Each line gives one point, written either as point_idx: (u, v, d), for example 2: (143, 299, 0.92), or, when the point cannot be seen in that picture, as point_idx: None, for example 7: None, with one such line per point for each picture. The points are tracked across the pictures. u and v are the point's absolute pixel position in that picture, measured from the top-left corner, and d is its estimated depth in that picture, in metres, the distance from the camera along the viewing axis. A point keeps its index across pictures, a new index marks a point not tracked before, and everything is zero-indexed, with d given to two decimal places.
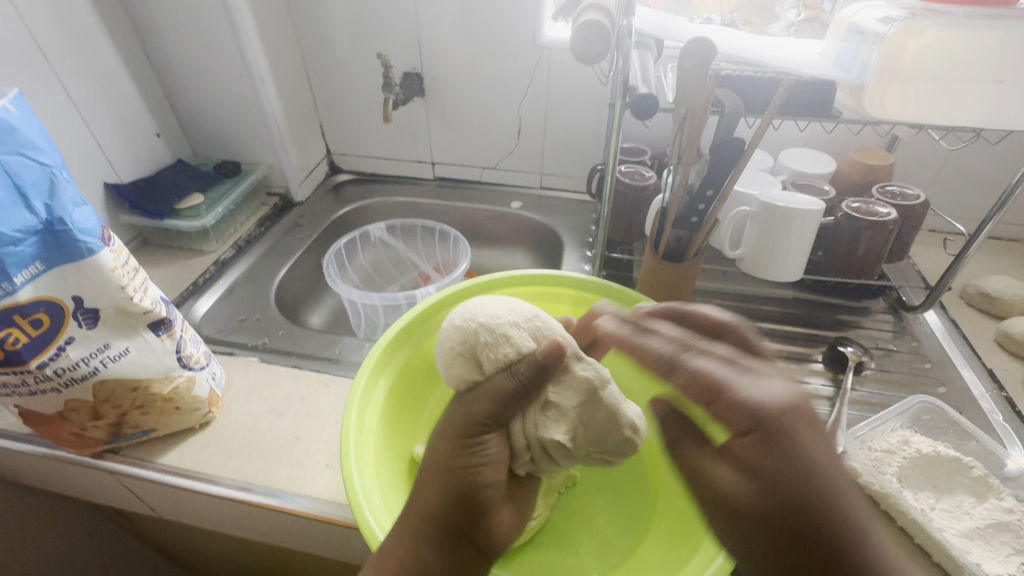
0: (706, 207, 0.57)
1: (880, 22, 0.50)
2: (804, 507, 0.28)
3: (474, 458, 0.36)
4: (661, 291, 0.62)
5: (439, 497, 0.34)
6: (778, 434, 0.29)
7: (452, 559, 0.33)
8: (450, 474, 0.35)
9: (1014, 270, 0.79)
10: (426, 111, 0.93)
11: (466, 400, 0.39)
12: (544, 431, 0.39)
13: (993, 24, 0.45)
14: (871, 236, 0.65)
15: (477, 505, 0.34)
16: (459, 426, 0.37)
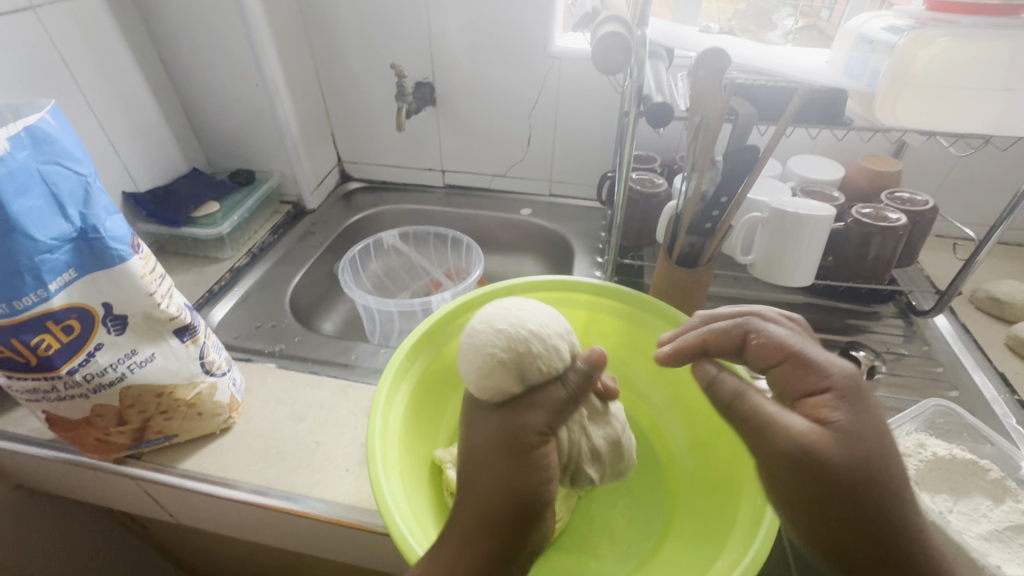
0: (720, 213, 0.58)
1: (888, 32, 0.51)
2: (871, 452, 0.31)
3: (541, 471, 0.36)
4: (674, 296, 0.63)
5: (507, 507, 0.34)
6: (853, 394, 0.33)
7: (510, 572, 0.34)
8: (511, 486, 0.35)
9: (1022, 274, 0.79)
10: (437, 120, 0.94)
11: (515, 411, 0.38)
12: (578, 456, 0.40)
13: (1003, 33, 0.46)
14: (881, 241, 0.66)
15: (539, 517, 0.35)
16: (516, 437, 0.37)
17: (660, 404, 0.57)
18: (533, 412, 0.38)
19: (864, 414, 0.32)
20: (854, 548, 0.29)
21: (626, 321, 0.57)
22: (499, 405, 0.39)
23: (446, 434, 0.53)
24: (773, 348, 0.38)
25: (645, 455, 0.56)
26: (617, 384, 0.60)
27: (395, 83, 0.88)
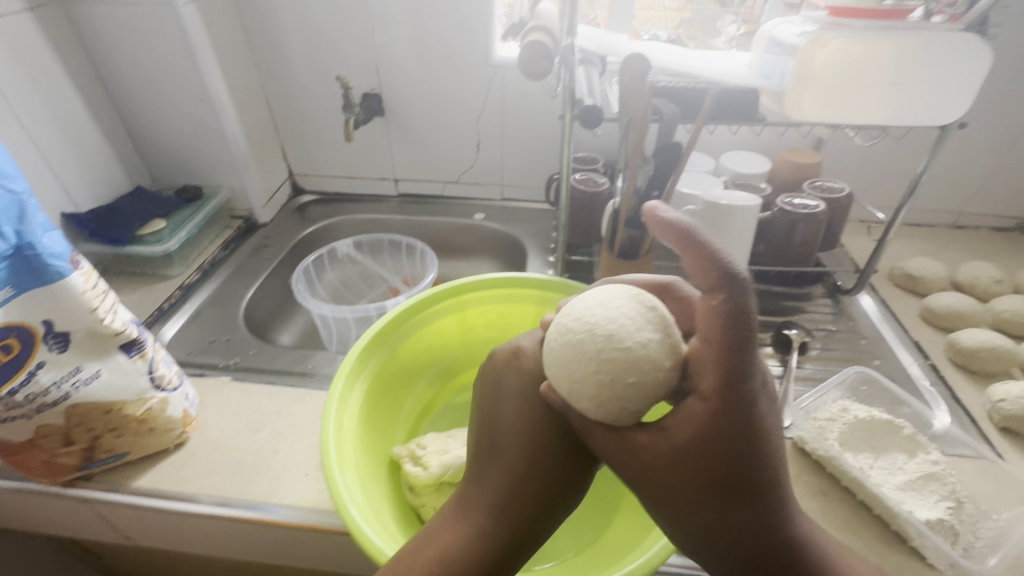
0: (654, 206, 0.61)
1: (796, 36, 0.55)
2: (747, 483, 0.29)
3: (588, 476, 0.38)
4: None
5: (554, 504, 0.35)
6: (733, 408, 0.27)
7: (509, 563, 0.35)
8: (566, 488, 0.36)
9: (932, 252, 0.87)
10: (387, 130, 0.95)
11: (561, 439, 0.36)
12: None
13: (884, 35, 0.52)
14: (804, 227, 0.72)
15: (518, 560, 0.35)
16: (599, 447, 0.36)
17: None
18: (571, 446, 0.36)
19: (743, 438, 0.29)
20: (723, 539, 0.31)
21: None
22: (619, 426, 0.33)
23: (403, 430, 0.55)
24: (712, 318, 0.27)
25: None
26: None
27: (342, 95, 0.89)
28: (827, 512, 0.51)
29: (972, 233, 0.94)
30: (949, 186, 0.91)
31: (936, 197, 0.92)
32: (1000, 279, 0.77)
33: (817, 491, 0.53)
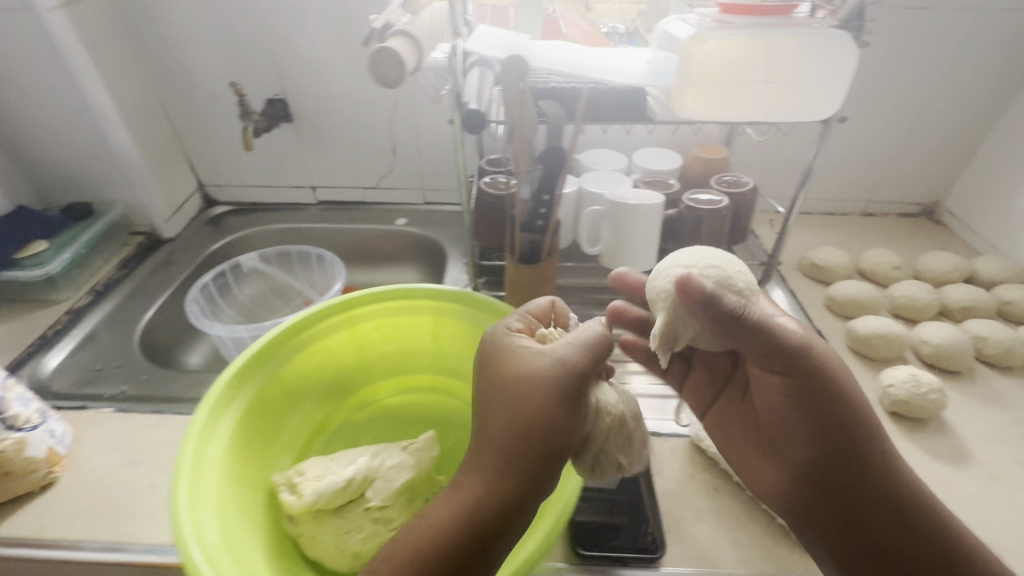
0: (548, 210, 0.60)
1: (679, 33, 0.55)
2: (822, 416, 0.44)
3: (574, 421, 0.40)
4: (525, 291, 0.66)
5: (529, 457, 0.38)
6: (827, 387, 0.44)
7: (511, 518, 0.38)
8: (537, 444, 0.38)
9: (840, 240, 0.90)
10: (297, 136, 0.92)
11: (522, 393, 0.39)
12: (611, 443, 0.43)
13: (756, 33, 0.52)
14: (710, 223, 0.73)
15: (513, 521, 0.38)
16: (570, 397, 0.39)
17: None
18: (540, 404, 0.39)
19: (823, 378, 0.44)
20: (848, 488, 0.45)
21: (469, 322, 0.58)
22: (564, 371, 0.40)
23: (284, 457, 0.52)
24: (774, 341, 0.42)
25: None
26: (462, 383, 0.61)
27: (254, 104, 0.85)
28: (718, 508, 0.51)
29: (881, 219, 0.97)
30: (855, 175, 0.94)
31: (845, 186, 0.95)
32: (899, 265, 0.80)
33: (710, 488, 0.53)
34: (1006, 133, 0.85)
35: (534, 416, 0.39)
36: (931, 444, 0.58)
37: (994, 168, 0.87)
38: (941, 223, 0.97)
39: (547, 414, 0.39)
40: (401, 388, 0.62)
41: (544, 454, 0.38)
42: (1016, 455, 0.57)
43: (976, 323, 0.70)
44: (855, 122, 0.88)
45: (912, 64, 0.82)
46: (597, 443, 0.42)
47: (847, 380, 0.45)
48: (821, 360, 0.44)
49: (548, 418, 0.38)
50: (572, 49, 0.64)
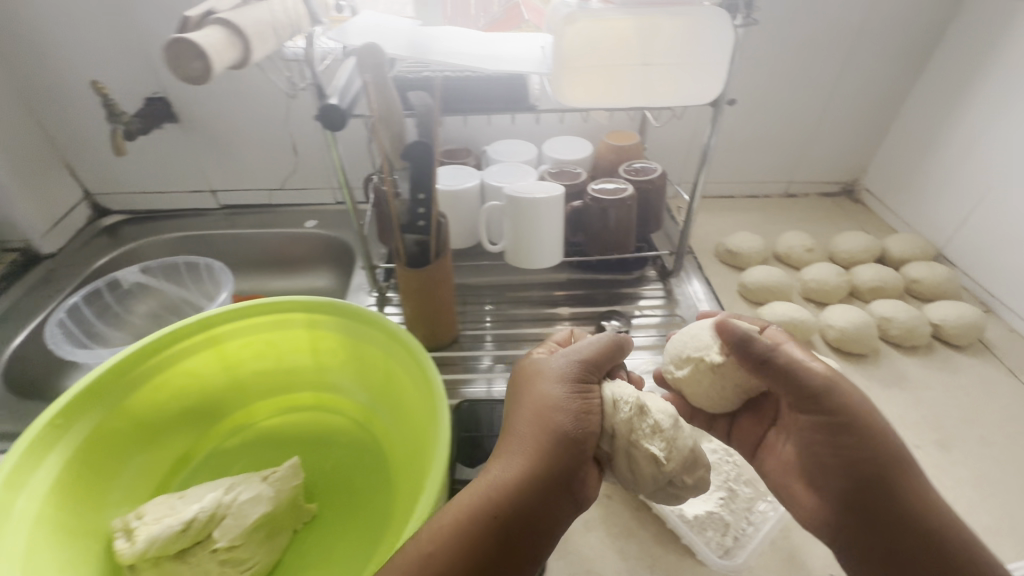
0: (427, 210, 0.55)
1: (557, 13, 0.51)
2: (871, 453, 0.39)
3: (584, 408, 0.43)
4: (418, 296, 0.63)
5: (542, 442, 0.41)
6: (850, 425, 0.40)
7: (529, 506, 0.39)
8: (549, 430, 0.42)
9: (759, 223, 0.89)
10: (187, 137, 0.86)
11: (533, 391, 0.44)
12: (641, 440, 0.43)
13: (630, 12, 0.49)
14: (616, 213, 0.70)
15: (528, 508, 0.39)
16: (575, 388, 0.44)
17: (385, 418, 0.54)
18: (547, 394, 0.44)
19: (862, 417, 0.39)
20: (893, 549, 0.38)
21: (346, 332, 0.54)
22: (570, 368, 0.45)
23: (130, 497, 0.47)
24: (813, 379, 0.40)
25: (375, 464, 0.53)
26: (347, 399, 0.56)
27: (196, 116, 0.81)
28: (608, 517, 0.49)
29: (802, 200, 0.97)
30: (774, 156, 0.93)
31: (765, 169, 0.94)
32: (812, 247, 0.79)
33: (602, 495, 0.51)
34: (916, 109, 0.85)
35: (538, 405, 0.43)
36: None
37: (907, 146, 0.87)
38: (861, 201, 0.96)
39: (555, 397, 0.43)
40: (282, 408, 0.57)
41: (555, 438, 0.41)
42: (914, 438, 0.57)
43: (882, 304, 0.69)
44: (770, 102, 0.86)
45: (820, 42, 0.80)
46: (622, 436, 0.43)
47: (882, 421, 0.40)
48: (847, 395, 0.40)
49: (557, 400, 0.43)
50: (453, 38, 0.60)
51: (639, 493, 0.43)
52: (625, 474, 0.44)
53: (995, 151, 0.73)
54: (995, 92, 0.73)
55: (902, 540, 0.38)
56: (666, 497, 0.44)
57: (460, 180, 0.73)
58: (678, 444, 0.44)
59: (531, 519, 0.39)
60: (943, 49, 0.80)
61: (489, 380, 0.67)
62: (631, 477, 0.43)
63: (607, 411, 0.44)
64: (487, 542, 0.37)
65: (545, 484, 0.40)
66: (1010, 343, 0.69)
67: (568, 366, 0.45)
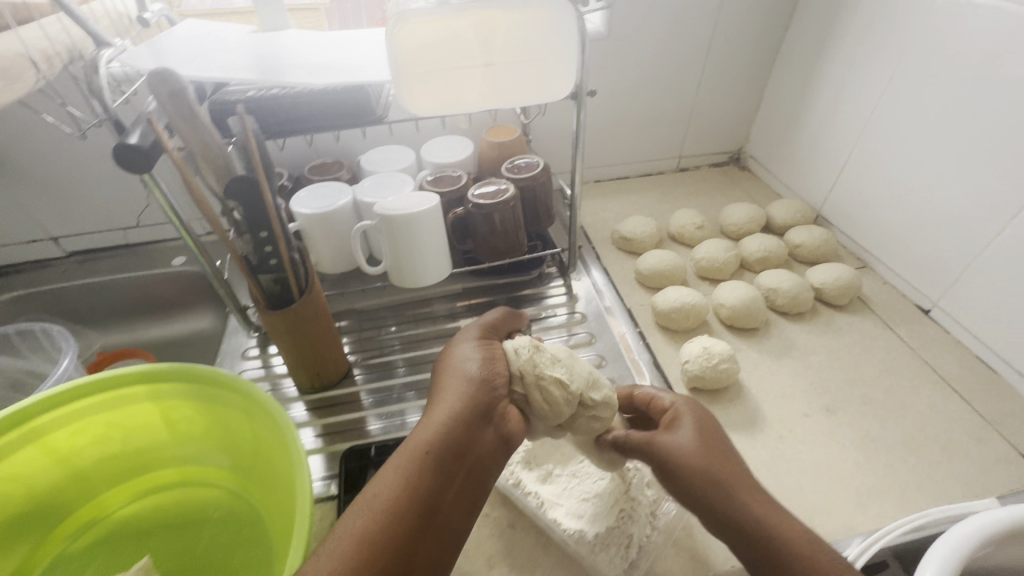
0: (275, 249, 0.50)
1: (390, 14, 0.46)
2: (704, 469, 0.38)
3: (492, 352, 0.45)
4: (290, 339, 0.56)
5: (465, 383, 0.42)
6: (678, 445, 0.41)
7: (467, 442, 0.40)
8: (466, 375, 0.43)
9: (652, 204, 0.89)
10: (4, 182, 0.74)
11: (445, 356, 0.46)
12: (544, 368, 0.44)
13: (463, 10, 0.44)
14: (500, 217, 0.67)
15: (465, 442, 0.40)
16: (483, 341, 0.46)
17: (258, 485, 0.48)
18: (455, 352, 0.46)
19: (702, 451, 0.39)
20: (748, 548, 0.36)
21: (201, 399, 0.47)
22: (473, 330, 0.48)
23: None
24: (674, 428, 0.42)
25: (254, 539, 0.47)
26: (216, 468, 0.50)
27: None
28: (511, 549, 0.47)
29: (694, 174, 0.98)
30: (660, 134, 0.93)
31: (653, 147, 0.94)
32: (701, 224, 0.79)
33: (505, 525, 0.49)
34: (784, 77, 0.88)
35: (451, 361, 0.45)
36: (729, 414, 0.58)
37: (780, 111, 0.89)
38: (747, 168, 0.99)
39: (464, 353, 0.45)
40: (140, 492, 0.51)
41: (473, 377, 0.42)
42: (803, 406, 0.58)
43: (768, 275, 0.71)
44: (648, 80, 0.85)
45: (686, 18, 0.80)
46: (528, 373, 0.44)
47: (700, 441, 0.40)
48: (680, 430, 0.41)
49: (467, 354, 0.45)
50: (286, 53, 0.54)
51: (560, 422, 0.43)
52: (543, 409, 0.43)
53: (853, 112, 0.76)
54: (848, 55, 0.75)
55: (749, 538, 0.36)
56: (588, 426, 0.44)
57: (330, 200, 0.67)
58: (577, 369, 0.45)
59: (458, 454, 0.39)
60: (801, 14, 0.82)
61: (389, 414, 0.62)
62: (548, 410, 0.43)
63: (510, 357, 0.45)
64: (420, 484, 0.37)
65: (468, 419, 0.40)
66: (884, 295, 0.73)
67: (471, 330, 0.48)
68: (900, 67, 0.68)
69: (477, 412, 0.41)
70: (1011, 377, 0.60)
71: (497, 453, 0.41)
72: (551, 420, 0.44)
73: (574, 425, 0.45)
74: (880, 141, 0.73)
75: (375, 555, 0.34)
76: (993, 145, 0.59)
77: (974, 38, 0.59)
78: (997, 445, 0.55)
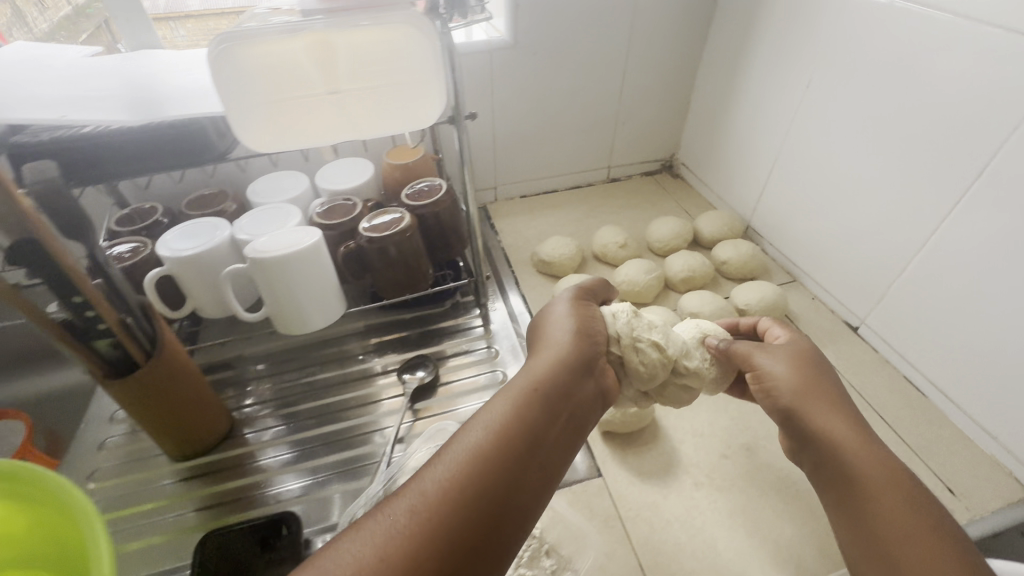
0: (98, 312, 0.42)
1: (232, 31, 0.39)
2: (793, 394, 0.40)
3: (592, 312, 0.44)
4: (145, 406, 0.49)
5: (569, 334, 0.41)
6: (767, 378, 0.42)
7: (575, 386, 0.39)
8: (572, 327, 0.42)
9: (577, 220, 0.84)
10: None
11: (543, 311, 0.45)
12: (639, 332, 0.44)
13: (297, 28, 0.38)
14: (394, 250, 0.61)
15: (574, 387, 0.39)
16: (583, 300, 0.45)
17: None
18: (555, 308, 0.44)
19: (790, 373, 0.41)
20: (834, 469, 0.37)
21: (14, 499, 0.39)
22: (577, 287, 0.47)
23: None
24: (777, 356, 0.43)
25: None
26: None
27: None
28: None
29: (625, 184, 0.94)
30: (585, 144, 0.88)
31: (579, 158, 0.89)
32: (625, 242, 0.75)
33: None
34: (708, 83, 0.84)
35: (553, 315, 0.44)
36: (642, 460, 0.53)
37: (707, 117, 0.85)
38: (679, 176, 0.95)
39: (560, 310, 0.44)
40: None
41: (581, 330, 0.42)
42: (723, 446, 0.54)
43: (690, 297, 0.67)
44: (565, 88, 0.80)
45: (599, 24, 0.75)
46: (625, 336, 0.43)
47: (787, 372, 0.41)
48: (769, 363, 0.42)
49: (565, 311, 0.44)
50: (117, 88, 0.47)
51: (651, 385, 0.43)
52: (639, 373, 0.43)
53: (777, 119, 0.72)
54: (768, 59, 0.72)
55: (833, 460, 0.37)
56: (678, 393, 0.45)
57: (201, 238, 0.59)
58: (672, 339, 0.46)
59: (565, 396, 0.38)
60: (720, 16, 0.78)
61: (294, 473, 0.56)
62: (642, 374, 0.43)
63: (608, 320, 0.45)
64: (531, 417, 0.36)
65: (571, 366, 0.39)
66: (812, 313, 0.69)
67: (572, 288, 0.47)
68: (817, 72, 0.65)
69: (581, 362, 0.40)
70: (937, 400, 0.57)
71: (596, 405, 0.40)
72: (643, 385, 0.43)
73: (664, 392, 0.46)
74: (804, 149, 0.69)
75: (487, 473, 0.33)
76: (914, 154, 0.55)
77: (888, 40, 0.55)
78: (923, 480, 0.51)
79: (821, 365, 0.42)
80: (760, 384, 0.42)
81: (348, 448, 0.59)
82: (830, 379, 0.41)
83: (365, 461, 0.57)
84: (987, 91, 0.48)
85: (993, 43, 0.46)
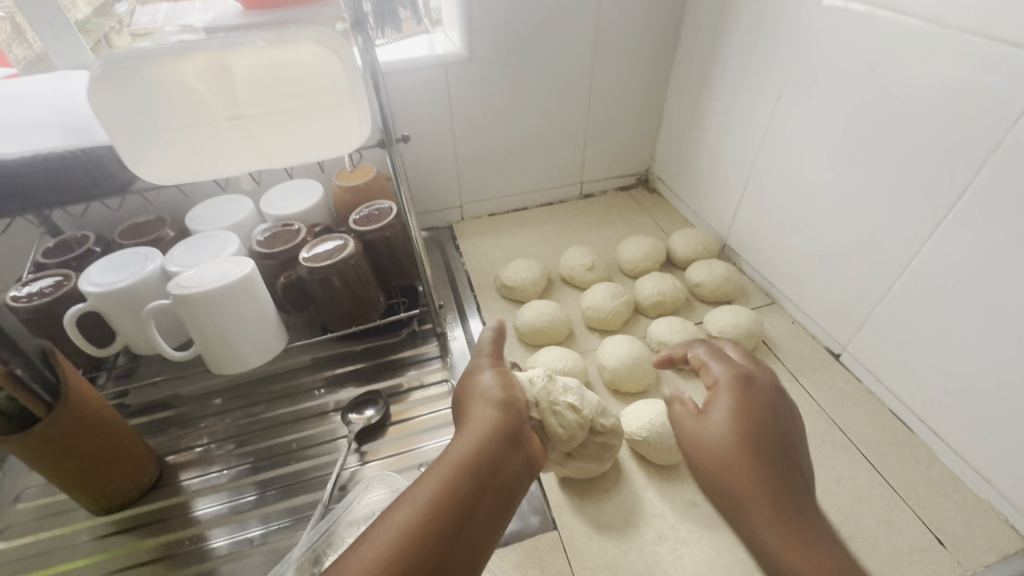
0: None
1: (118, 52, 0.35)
2: (726, 470, 0.37)
3: (510, 379, 0.43)
4: (51, 463, 0.45)
5: (494, 404, 0.39)
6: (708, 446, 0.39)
7: (504, 458, 0.36)
8: (497, 395, 0.40)
9: (546, 240, 0.80)
10: None
11: (462, 379, 0.43)
12: (557, 396, 0.44)
13: (187, 47, 0.34)
14: (338, 280, 0.57)
15: (503, 459, 0.36)
16: (499, 364, 0.44)
17: None
18: (474, 377, 0.42)
19: (729, 439, 0.38)
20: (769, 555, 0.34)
21: None
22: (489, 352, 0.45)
23: None
24: (725, 418, 0.39)
25: None
26: None
27: None
28: None
29: (599, 200, 0.90)
30: (554, 159, 0.84)
31: (548, 175, 0.86)
32: (593, 265, 0.71)
33: None
34: (678, 94, 0.80)
35: (472, 384, 0.42)
36: (601, 509, 0.49)
37: (679, 130, 0.82)
38: (655, 191, 0.91)
39: (484, 381, 0.42)
40: None
41: (504, 399, 0.40)
42: (691, 492, 0.49)
43: (659, 325, 0.62)
44: (529, 103, 0.76)
45: (561, 35, 0.71)
46: (543, 400, 0.43)
47: (725, 442, 0.38)
48: (708, 431, 0.39)
49: (488, 380, 0.42)
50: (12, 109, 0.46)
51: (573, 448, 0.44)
52: (557, 436, 0.43)
53: (749, 132, 0.68)
54: (737, 70, 0.68)
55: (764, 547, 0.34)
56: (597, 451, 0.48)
57: (131, 269, 0.55)
58: (587, 399, 0.47)
59: (492, 470, 0.35)
60: (688, 26, 0.75)
61: (231, 526, 0.52)
62: (562, 437, 0.44)
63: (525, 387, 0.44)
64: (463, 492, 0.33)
65: (499, 438, 0.37)
66: (791, 339, 0.65)
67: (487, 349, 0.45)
68: (787, 84, 0.61)
69: (508, 432, 0.37)
70: (926, 437, 0.53)
71: (524, 476, 0.37)
72: (562, 446, 0.44)
73: (584, 452, 0.47)
74: (777, 164, 0.65)
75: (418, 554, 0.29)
76: (889, 170, 0.51)
77: (859, 49, 0.52)
78: (910, 530, 0.46)
79: (769, 425, 0.38)
80: (699, 453, 0.39)
81: (288, 496, 0.54)
82: (773, 447, 0.37)
83: (304, 512, 0.52)
84: (963, 103, 0.43)
85: (966, 49, 0.42)
